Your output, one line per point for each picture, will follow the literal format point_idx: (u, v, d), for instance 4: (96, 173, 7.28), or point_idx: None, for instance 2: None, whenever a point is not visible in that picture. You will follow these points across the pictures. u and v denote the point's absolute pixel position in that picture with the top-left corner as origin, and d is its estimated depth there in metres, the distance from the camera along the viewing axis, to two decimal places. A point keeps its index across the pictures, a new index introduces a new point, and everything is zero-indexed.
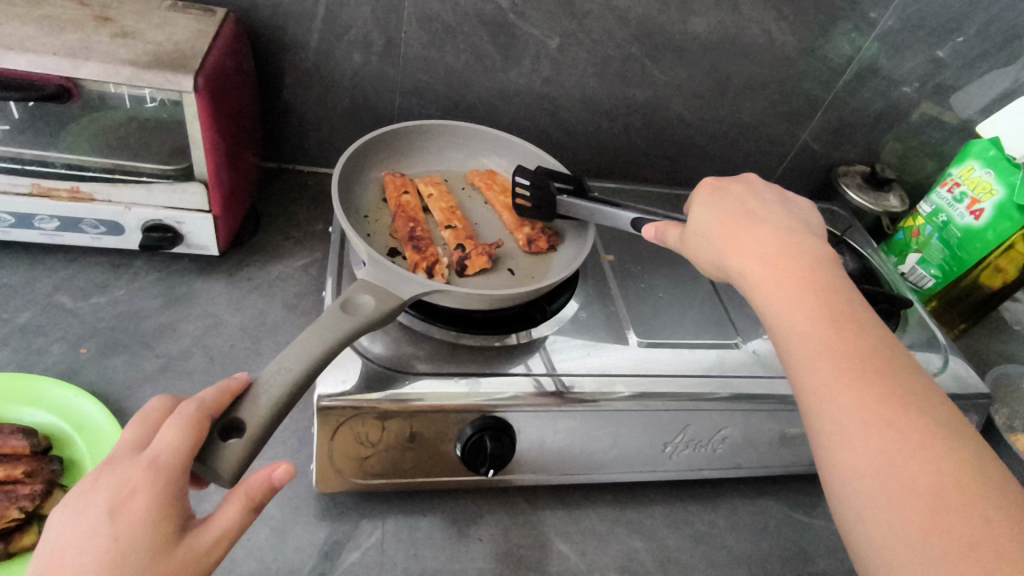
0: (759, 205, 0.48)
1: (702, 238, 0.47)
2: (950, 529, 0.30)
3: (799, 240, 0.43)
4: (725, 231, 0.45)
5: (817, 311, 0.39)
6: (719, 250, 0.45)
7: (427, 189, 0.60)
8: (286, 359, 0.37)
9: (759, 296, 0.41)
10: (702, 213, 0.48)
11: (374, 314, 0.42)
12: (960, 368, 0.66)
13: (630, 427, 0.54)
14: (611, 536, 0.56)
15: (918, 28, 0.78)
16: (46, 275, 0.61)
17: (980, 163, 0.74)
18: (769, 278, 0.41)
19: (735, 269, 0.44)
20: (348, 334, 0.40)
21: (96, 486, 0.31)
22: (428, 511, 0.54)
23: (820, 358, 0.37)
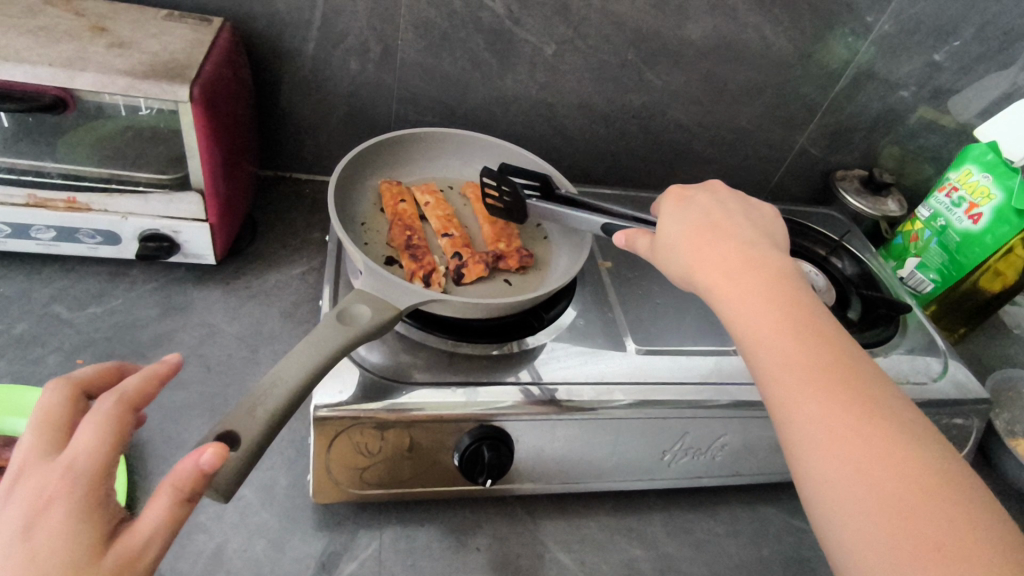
0: (724, 215, 0.47)
1: (671, 250, 0.46)
2: (918, 533, 0.30)
3: (760, 252, 0.43)
4: (695, 243, 0.45)
5: (780, 320, 0.39)
6: (689, 262, 0.44)
7: (423, 197, 0.60)
8: (284, 370, 0.37)
9: (724, 308, 0.41)
10: (670, 224, 0.47)
11: (372, 325, 0.42)
12: (959, 373, 0.66)
13: (628, 434, 0.54)
14: (610, 545, 0.56)
15: (914, 33, 0.78)
16: (42, 285, 0.60)
17: (978, 167, 0.74)
18: (732, 290, 0.41)
19: (701, 282, 0.43)
20: (346, 347, 0.39)
21: (11, 498, 0.30)
22: (426, 520, 0.53)
23: (786, 368, 0.37)
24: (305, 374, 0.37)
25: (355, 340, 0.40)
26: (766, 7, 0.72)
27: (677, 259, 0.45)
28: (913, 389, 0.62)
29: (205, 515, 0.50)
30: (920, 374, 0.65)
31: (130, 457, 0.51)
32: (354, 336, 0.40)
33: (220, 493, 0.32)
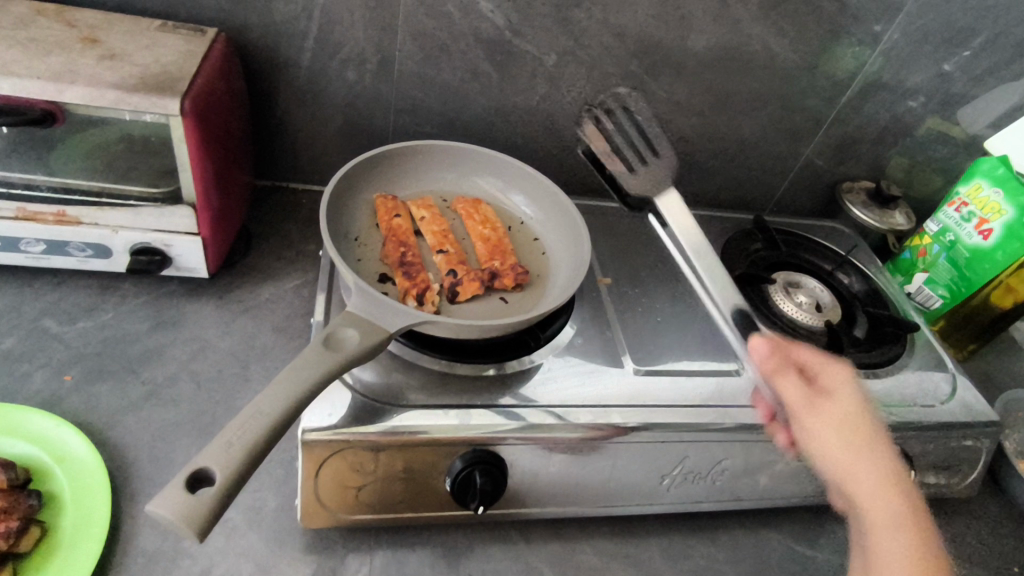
0: (875, 426, 0.46)
1: (822, 416, 0.46)
2: None
3: (907, 483, 0.44)
4: (840, 421, 0.46)
5: (909, 528, 0.42)
6: (826, 437, 0.45)
7: (418, 212, 0.58)
8: (265, 401, 0.35)
9: (869, 516, 0.43)
10: (834, 391, 0.48)
11: (358, 352, 0.41)
12: (968, 395, 0.64)
13: (626, 457, 0.53)
14: (607, 571, 0.54)
15: (923, 44, 0.76)
16: (32, 299, 0.60)
17: (988, 182, 0.72)
18: (880, 509, 0.43)
19: (839, 452, 0.45)
20: (330, 377, 0.38)
21: None
22: (417, 545, 0.52)
23: (902, 559, 0.40)
24: (286, 406, 0.36)
25: (340, 368, 0.39)
26: (772, 17, 0.71)
27: (827, 425, 0.46)
28: (921, 412, 0.61)
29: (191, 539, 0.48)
30: (928, 396, 0.63)
31: (115, 478, 0.50)
32: (338, 365, 0.39)
33: (196, 533, 0.31)
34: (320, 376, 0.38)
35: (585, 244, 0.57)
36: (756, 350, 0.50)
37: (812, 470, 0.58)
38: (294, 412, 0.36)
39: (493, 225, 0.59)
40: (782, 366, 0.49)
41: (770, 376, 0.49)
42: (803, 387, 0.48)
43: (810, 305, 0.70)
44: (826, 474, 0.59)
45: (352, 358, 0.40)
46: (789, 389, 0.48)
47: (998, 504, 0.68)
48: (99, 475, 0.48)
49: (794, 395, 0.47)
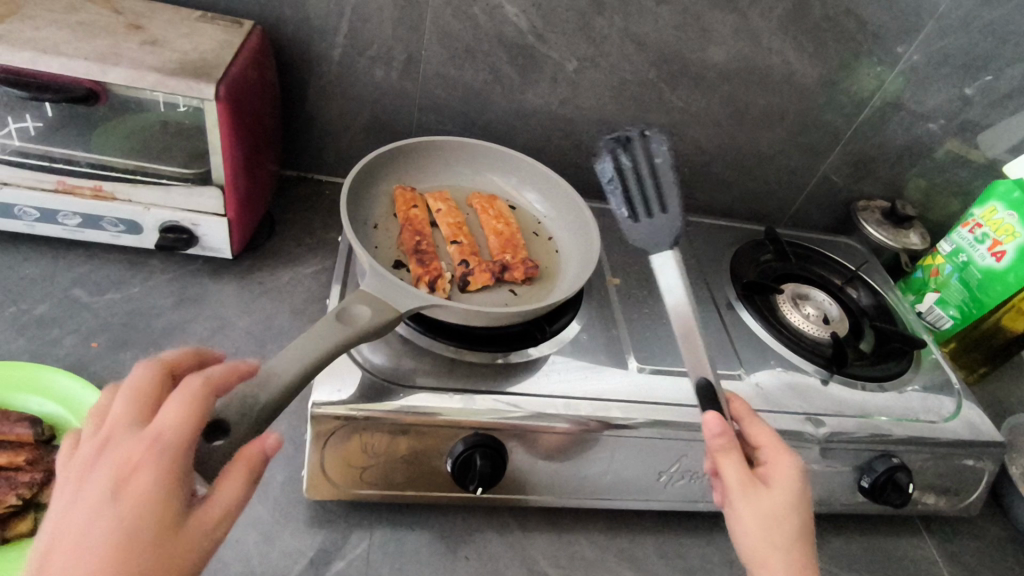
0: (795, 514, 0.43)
1: (757, 511, 0.42)
2: None
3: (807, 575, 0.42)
4: (774, 516, 0.42)
5: None
6: (751, 533, 0.42)
7: (435, 204, 0.60)
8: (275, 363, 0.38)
9: None
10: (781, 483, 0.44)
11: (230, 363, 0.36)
12: (973, 414, 0.64)
13: (624, 451, 0.54)
14: (601, 564, 0.55)
15: (944, 66, 0.77)
16: (64, 269, 0.62)
17: (1003, 205, 0.72)
18: None
19: (767, 546, 0.42)
20: (210, 405, 0.33)
21: None
22: (416, 525, 0.53)
23: None
24: (152, 461, 0.31)
25: (210, 390, 0.34)
26: (792, 33, 0.72)
27: (758, 521, 0.42)
28: (923, 428, 0.61)
29: None
30: (932, 412, 0.63)
31: None
32: (203, 387, 0.33)
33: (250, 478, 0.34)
34: (191, 412, 0.32)
35: (595, 244, 0.58)
36: (708, 425, 0.43)
37: (810, 477, 0.59)
38: (189, 455, 0.32)
39: (507, 221, 0.60)
40: (731, 446, 0.43)
41: (713, 452, 0.44)
42: (733, 475, 0.43)
43: (817, 317, 0.70)
44: (824, 482, 0.59)
45: (228, 373, 0.35)
46: (731, 471, 0.43)
47: (1002, 526, 0.67)
48: None
49: (733, 481, 0.43)
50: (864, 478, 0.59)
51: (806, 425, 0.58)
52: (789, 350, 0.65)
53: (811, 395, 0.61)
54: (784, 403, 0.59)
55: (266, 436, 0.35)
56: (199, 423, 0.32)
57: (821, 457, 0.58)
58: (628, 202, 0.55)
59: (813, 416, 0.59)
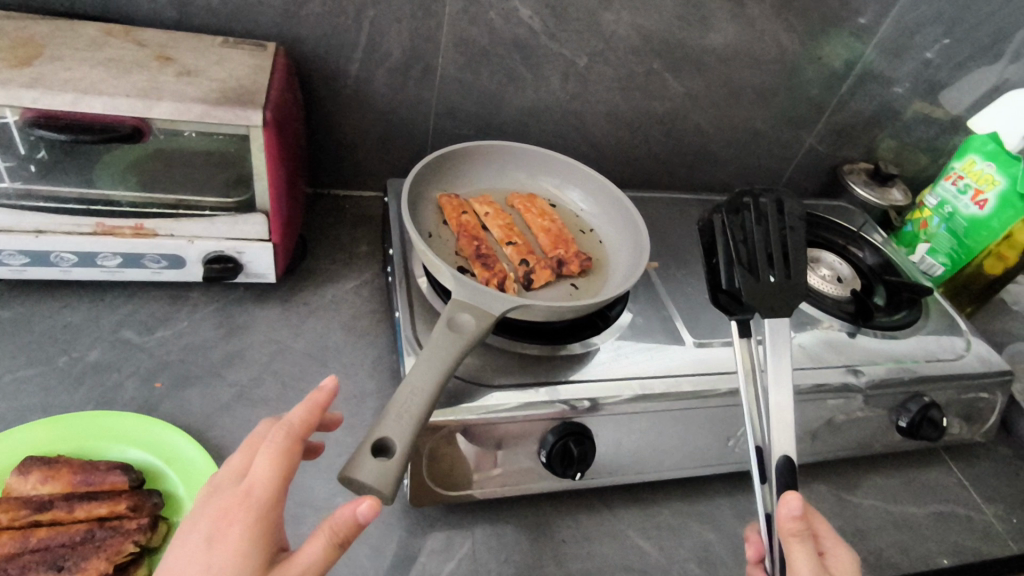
0: None
1: None
2: None
3: None
4: None
5: None
6: None
7: (483, 208, 0.62)
8: (415, 382, 0.39)
9: None
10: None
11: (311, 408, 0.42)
12: (982, 349, 0.71)
13: (695, 421, 0.58)
14: (684, 529, 0.58)
15: (913, 34, 0.83)
16: (107, 312, 0.61)
17: (981, 156, 0.79)
18: None
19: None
20: (293, 457, 0.39)
21: None
22: (511, 518, 0.55)
23: None
24: (244, 513, 0.36)
25: (293, 443, 0.40)
26: (782, 15, 0.76)
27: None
28: (944, 365, 0.67)
29: (304, 526, 0.50)
30: (948, 351, 0.69)
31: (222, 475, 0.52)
32: (287, 440, 0.39)
33: (386, 499, 0.35)
34: (278, 467, 0.38)
35: (642, 232, 0.61)
36: (789, 508, 0.42)
37: (855, 424, 0.64)
38: (275, 507, 0.37)
39: (551, 217, 0.63)
40: (805, 534, 0.42)
41: (786, 537, 0.42)
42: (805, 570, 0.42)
43: (832, 277, 0.76)
44: (867, 427, 0.65)
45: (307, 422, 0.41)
46: (803, 562, 0.42)
47: (1012, 447, 0.75)
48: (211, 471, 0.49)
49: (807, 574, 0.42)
50: (902, 418, 0.64)
51: (849, 376, 0.63)
52: (817, 310, 0.70)
53: (847, 348, 0.66)
54: (825, 358, 0.64)
55: (359, 500, 0.35)
56: (284, 476, 0.38)
57: (864, 404, 0.63)
58: (750, 260, 0.51)
59: (853, 367, 0.64)
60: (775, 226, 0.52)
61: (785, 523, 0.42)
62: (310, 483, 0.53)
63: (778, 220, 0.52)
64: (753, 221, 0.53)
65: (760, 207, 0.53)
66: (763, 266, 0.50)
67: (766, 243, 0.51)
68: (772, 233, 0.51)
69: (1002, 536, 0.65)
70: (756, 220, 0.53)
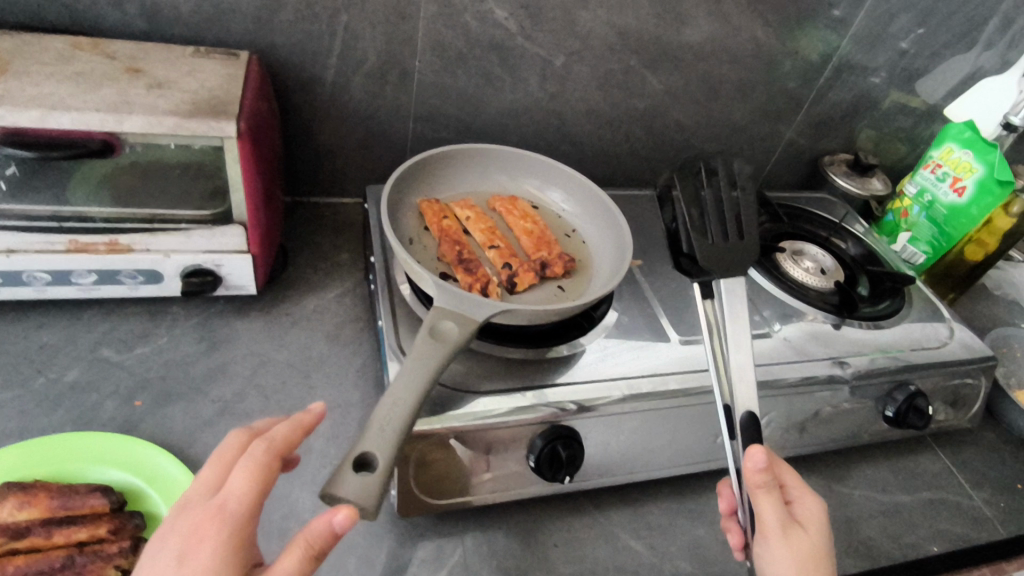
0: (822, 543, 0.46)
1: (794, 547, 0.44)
2: None
3: None
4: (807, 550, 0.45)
5: None
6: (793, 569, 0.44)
7: (464, 212, 0.61)
8: (398, 395, 0.39)
9: None
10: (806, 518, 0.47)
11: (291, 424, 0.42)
12: (964, 336, 0.71)
13: (683, 419, 0.58)
14: (676, 527, 0.58)
15: (887, 25, 0.84)
16: (83, 331, 0.60)
17: (958, 145, 0.80)
18: None
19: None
20: (271, 473, 0.39)
21: None
22: (502, 524, 0.55)
23: None
24: (219, 527, 0.36)
25: (271, 458, 0.40)
26: (758, 10, 0.76)
27: (795, 556, 0.44)
28: (927, 354, 0.67)
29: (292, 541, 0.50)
30: (932, 338, 0.70)
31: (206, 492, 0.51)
32: (266, 455, 0.39)
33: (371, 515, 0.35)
34: (254, 482, 0.38)
35: (624, 232, 0.60)
36: (752, 461, 0.44)
37: (843, 415, 0.64)
38: (250, 523, 0.37)
39: (534, 219, 0.62)
40: (770, 485, 0.45)
41: (752, 489, 0.45)
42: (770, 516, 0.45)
43: (816, 269, 0.76)
44: (854, 417, 0.65)
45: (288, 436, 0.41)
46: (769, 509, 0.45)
47: (997, 431, 0.76)
48: None
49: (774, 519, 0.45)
50: (888, 408, 0.65)
51: (834, 368, 0.63)
52: (802, 303, 0.70)
53: (832, 340, 0.66)
54: (811, 351, 0.64)
55: (335, 509, 0.34)
56: (262, 491, 0.38)
57: (851, 395, 0.64)
58: (704, 224, 0.57)
59: (838, 359, 0.64)
60: (726, 194, 0.59)
61: (751, 477, 0.45)
62: (296, 497, 0.52)
63: (729, 188, 0.59)
64: (703, 188, 0.60)
65: (711, 178, 0.61)
66: (716, 229, 0.57)
67: (719, 209, 0.58)
68: (725, 200, 0.59)
69: (990, 520, 0.66)
70: (705, 190, 0.60)
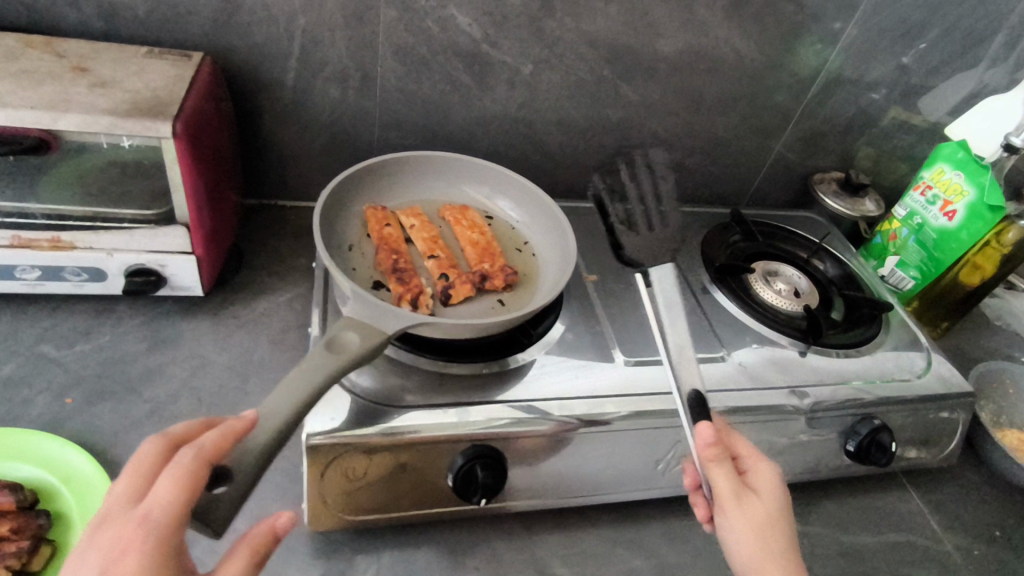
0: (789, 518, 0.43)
1: (751, 520, 0.41)
2: None
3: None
4: (767, 526, 0.42)
5: None
6: (753, 543, 0.41)
7: (408, 220, 0.60)
8: (273, 408, 0.37)
9: None
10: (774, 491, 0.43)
11: (228, 424, 0.35)
12: (943, 369, 0.67)
13: (621, 444, 0.55)
14: (609, 557, 0.56)
15: (882, 38, 0.80)
16: (27, 325, 0.60)
17: (950, 165, 0.76)
18: None
19: (761, 555, 0.41)
20: (202, 480, 0.33)
21: None
22: (423, 544, 0.53)
23: None
24: (140, 549, 0.31)
25: (202, 462, 0.33)
26: (737, 20, 0.74)
27: (752, 531, 0.41)
28: (899, 387, 0.63)
29: (200, 550, 0.49)
30: (905, 370, 0.66)
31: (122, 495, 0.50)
32: (196, 462, 0.33)
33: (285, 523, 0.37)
34: (182, 493, 0.32)
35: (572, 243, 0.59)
36: (699, 435, 0.42)
37: (800, 448, 0.61)
38: (177, 535, 0.32)
39: (481, 230, 0.61)
40: (723, 456, 0.42)
41: (703, 463, 0.42)
42: (726, 488, 0.42)
43: (789, 291, 0.73)
44: (813, 451, 0.61)
45: (223, 441, 0.34)
46: (723, 480, 0.42)
47: (979, 472, 0.71)
48: (104, 490, 0.48)
49: (727, 492, 0.42)
50: (849, 442, 0.61)
51: (791, 398, 0.59)
52: (768, 327, 0.67)
53: (793, 367, 0.63)
54: (768, 378, 0.61)
55: (279, 513, 0.37)
56: (191, 501, 0.32)
57: (808, 427, 0.60)
58: (629, 216, 0.64)
59: (796, 389, 0.60)
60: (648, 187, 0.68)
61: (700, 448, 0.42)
62: None
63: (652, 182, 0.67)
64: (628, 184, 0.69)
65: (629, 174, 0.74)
66: (642, 222, 0.63)
67: (641, 201, 0.66)
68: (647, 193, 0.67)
69: (958, 567, 0.61)
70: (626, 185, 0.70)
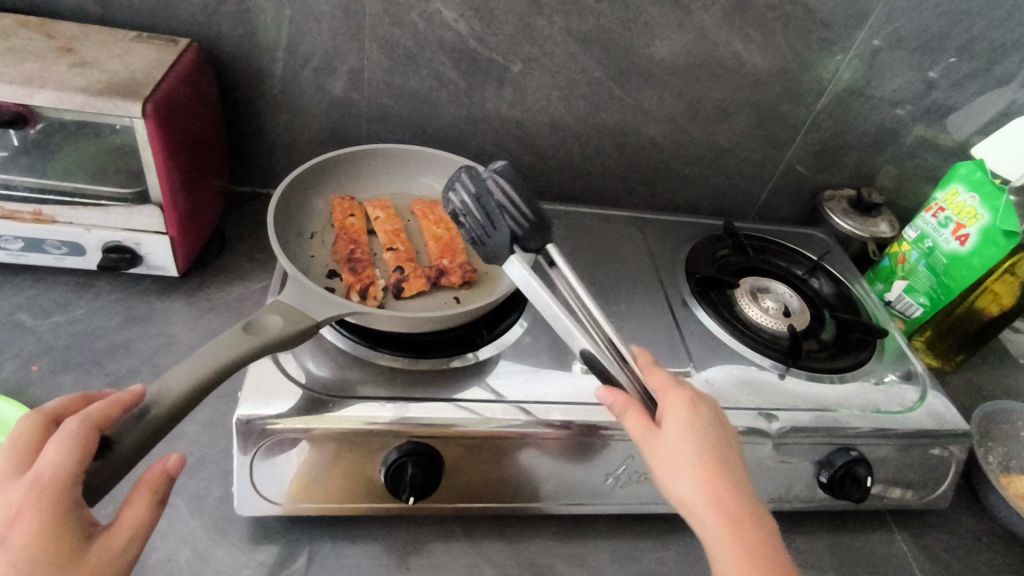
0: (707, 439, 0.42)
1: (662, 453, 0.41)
2: None
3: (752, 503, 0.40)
4: (680, 453, 0.41)
5: None
6: (672, 476, 0.41)
7: (374, 212, 0.60)
8: (165, 382, 0.38)
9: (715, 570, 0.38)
10: (688, 412, 0.43)
11: (114, 396, 0.36)
12: (938, 404, 0.62)
13: (566, 454, 0.52)
14: (549, 571, 0.53)
15: (897, 49, 0.76)
16: (10, 294, 0.63)
17: (965, 186, 0.71)
18: None
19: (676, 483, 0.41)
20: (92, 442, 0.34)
21: None
22: (357, 539, 0.52)
23: None
24: (35, 508, 0.32)
25: (89, 427, 0.35)
26: (737, 24, 0.71)
27: (662, 463, 0.41)
28: (885, 418, 0.59)
29: None
30: (893, 403, 0.61)
31: None
32: (83, 426, 0.34)
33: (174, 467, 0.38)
34: (71, 454, 0.33)
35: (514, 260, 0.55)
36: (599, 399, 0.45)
37: (767, 475, 0.57)
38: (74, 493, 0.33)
39: (447, 226, 0.60)
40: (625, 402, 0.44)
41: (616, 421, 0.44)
42: (635, 427, 0.43)
43: (777, 310, 0.68)
44: (783, 479, 0.57)
45: (109, 408, 0.36)
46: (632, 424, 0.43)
47: (978, 518, 0.65)
48: None
49: (635, 432, 0.43)
50: (823, 472, 0.57)
51: (758, 421, 0.56)
52: (746, 345, 0.63)
53: (766, 389, 0.59)
54: (736, 399, 0.58)
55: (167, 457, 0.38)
56: (83, 459, 0.33)
57: (776, 454, 0.56)
58: None
59: (765, 411, 0.57)
60: None
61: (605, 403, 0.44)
62: None
63: None
64: None
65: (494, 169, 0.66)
66: None
67: None
68: None
69: None
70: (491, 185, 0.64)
